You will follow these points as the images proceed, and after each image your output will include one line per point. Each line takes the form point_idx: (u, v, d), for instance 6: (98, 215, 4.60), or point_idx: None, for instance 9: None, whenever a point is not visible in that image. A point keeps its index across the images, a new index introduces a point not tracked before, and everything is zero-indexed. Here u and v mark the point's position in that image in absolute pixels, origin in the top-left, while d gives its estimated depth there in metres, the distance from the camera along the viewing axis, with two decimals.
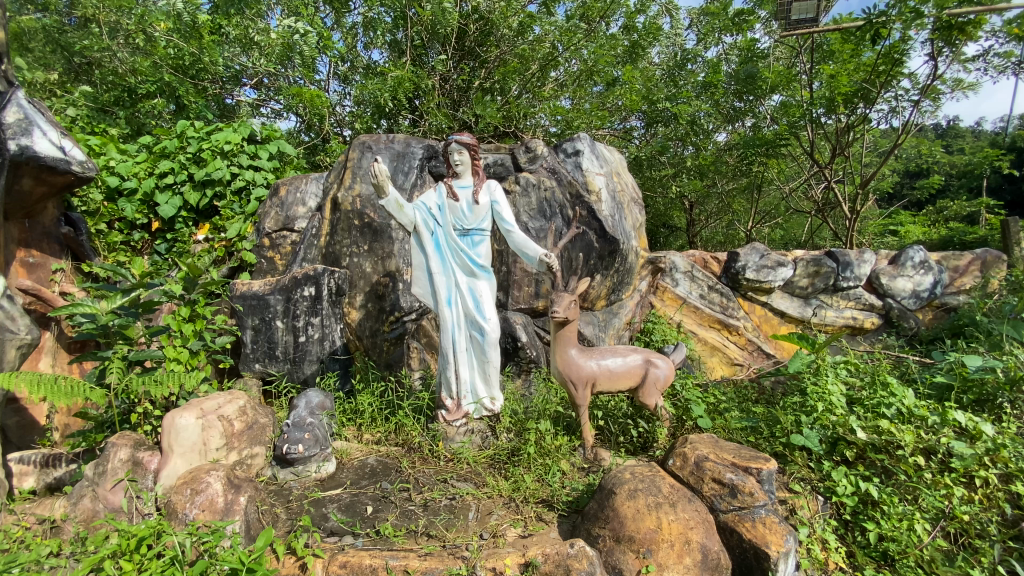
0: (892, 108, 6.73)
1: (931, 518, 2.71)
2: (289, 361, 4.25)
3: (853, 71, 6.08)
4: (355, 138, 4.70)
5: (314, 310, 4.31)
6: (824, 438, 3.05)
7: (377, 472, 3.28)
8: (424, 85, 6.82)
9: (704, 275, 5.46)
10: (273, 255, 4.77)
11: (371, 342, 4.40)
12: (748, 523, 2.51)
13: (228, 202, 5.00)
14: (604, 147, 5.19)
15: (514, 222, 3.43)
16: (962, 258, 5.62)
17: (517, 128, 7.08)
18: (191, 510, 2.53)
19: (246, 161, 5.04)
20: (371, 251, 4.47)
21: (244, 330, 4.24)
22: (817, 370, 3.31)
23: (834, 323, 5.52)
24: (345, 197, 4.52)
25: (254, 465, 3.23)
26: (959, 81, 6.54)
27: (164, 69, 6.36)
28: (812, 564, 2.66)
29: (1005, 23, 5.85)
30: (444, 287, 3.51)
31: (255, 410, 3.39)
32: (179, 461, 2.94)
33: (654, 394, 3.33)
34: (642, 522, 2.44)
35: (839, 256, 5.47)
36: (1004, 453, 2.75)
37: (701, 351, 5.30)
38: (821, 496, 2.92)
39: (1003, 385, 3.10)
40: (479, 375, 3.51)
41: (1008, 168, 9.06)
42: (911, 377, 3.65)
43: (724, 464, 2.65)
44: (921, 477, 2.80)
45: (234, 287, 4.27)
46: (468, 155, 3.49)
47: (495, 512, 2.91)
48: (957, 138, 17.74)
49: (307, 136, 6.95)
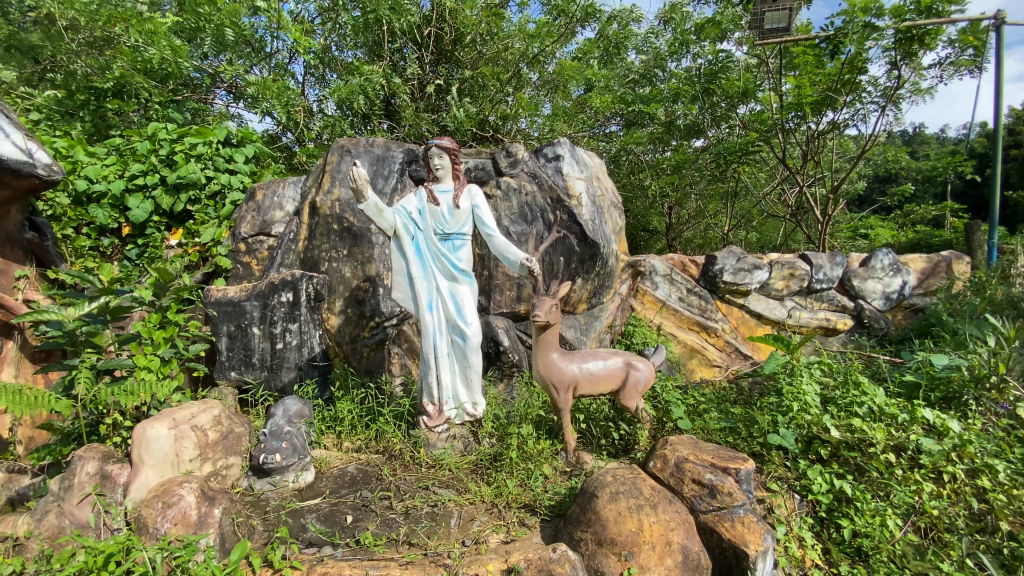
0: (859, 114, 6.94)
1: (903, 513, 2.76)
2: (266, 369, 4.16)
3: (819, 81, 6.22)
4: (334, 141, 4.64)
5: (292, 316, 4.21)
6: (800, 437, 3.12)
7: (357, 481, 3.23)
8: (400, 90, 6.81)
9: (683, 278, 5.53)
10: (249, 260, 4.71)
11: (351, 348, 4.28)
12: (727, 523, 2.53)
13: (203, 206, 4.88)
14: (584, 152, 5.24)
15: (495, 225, 3.42)
16: (929, 260, 5.80)
17: (497, 132, 7.04)
18: (163, 524, 2.46)
19: (222, 164, 4.96)
20: (351, 255, 4.42)
21: (220, 337, 4.13)
22: (793, 370, 3.41)
23: (808, 324, 5.65)
24: (323, 200, 4.44)
25: (229, 476, 3.18)
26: (918, 87, 6.79)
27: (129, 70, 6.12)
28: (790, 562, 2.68)
29: (959, 33, 6.10)
30: (425, 292, 3.50)
31: (230, 420, 3.35)
32: (150, 473, 2.86)
33: (635, 396, 3.35)
34: (623, 525, 2.46)
35: (812, 258, 5.63)
36: (969, 448, 2.85)
37: (680, 353, 5.36)
38: (797, 495, 2.99)
39: (969, 382, 3.22)
40: (461, 381, 3.51)
41: (971, 173, 9.36)
42: (882, 376, 3.74)
43: (704, 465, 2.68)
44: (893, 474, 2.87)
45: (209, 293, 4.16)
46: (449, 159, 3.47)
47: (477, 518, 2.89)
48: (923, 145, 18.42)
49: (285, 137, 6.83)
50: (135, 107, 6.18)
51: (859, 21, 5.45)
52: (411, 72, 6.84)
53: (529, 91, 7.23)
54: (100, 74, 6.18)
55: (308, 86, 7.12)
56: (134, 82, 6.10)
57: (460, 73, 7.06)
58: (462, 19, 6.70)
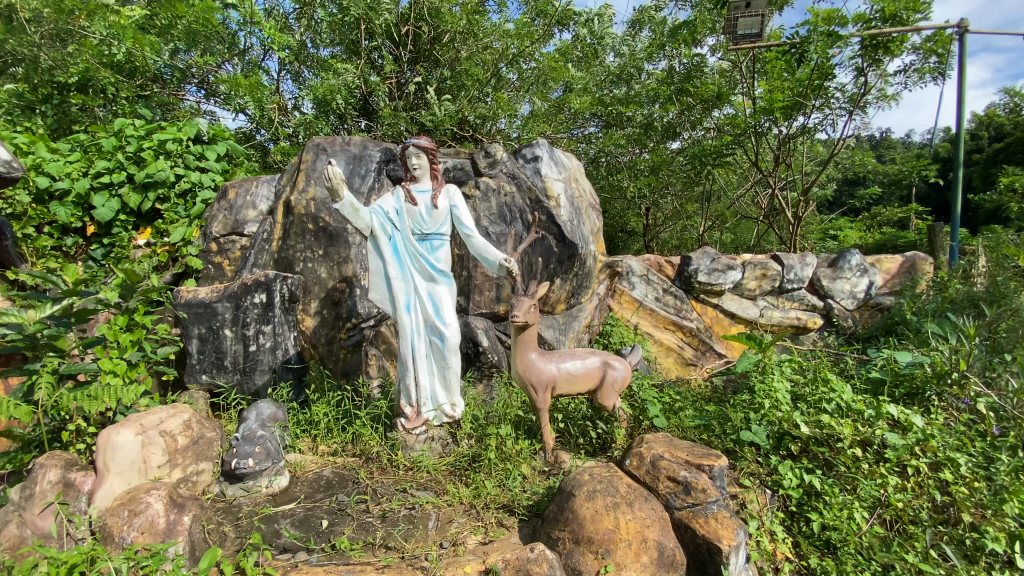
0: (828, 118, 7.13)
1: (869, 506, 2.85)
2: (238, 372, 4.04)
3: (789, 86, 6.39)
4: (309, 139, 4.56)
5: (265, 318, 4.09)
6: (771, 434, 3.19)
7: (333, 484, 3.18)
8: (377, 88, 6.74)
9: (659, 278, 5.62)
10: (221, 260, 4.61)
11: (326, 350, 4.31)
12: (702, 519, 2.56)
13: (172, 205, 4.75)
14: (562, 153, 5.26)
15: (473, 226, 3.41)
16: (894, 261, 6.01)
17: (476, 132, 7.02)
18: (129, 533, 2.38)
19: (192, 162, 4.83)
20: (326, 255, 4.35)
21: (189, 339, 4.02)
22: (764, 369, 3.49)
23: (780, 323, 5.80)
24: (298, 199, 4.36)
25: (200, 482, 3.09)
26: (884, 93, 7.01)
27: (94, 63, 5.89)
28: (761, 556, 2.74)
29: (923, 41, 6.32)
30: (403, 292, 3.47)
31: (201, 424, 3.26)
32: (116, 481, 2.76)
33: (612, 395, 3.38)
34: (600, 523, 2.48)
35: (784, 259, 5.78)
36: (932, 443, 2.96)
37: (657, 352, 5.43)
38: (769, 489, 3.04)
39: (931, 378, 3.34)
40: (440, 382, 3.49)
41: (935, 177, 9.71)
42: (850, 373, 3.85)
43: (678, 462, 2.73)
44: (859, 468, 2.96)
45: (178, 295, 4.06)
46: (427, 159, 3.44)
47: (455, 519, 2.88)
48: (889, 149, 19.06)
49: (259, 134, 6.68)
50: (100, 102, 5.97)
51: (822, 31, 5.64)
52: (389, 69, 6.77)
53: (508, 91, 7.25)
54: (63, 68, 5.95)
55: (283, 82, 6.99)
56: (99, 76, 5.88)
57: (439, 73, 7.02)
58: (440, 18, 6.66)
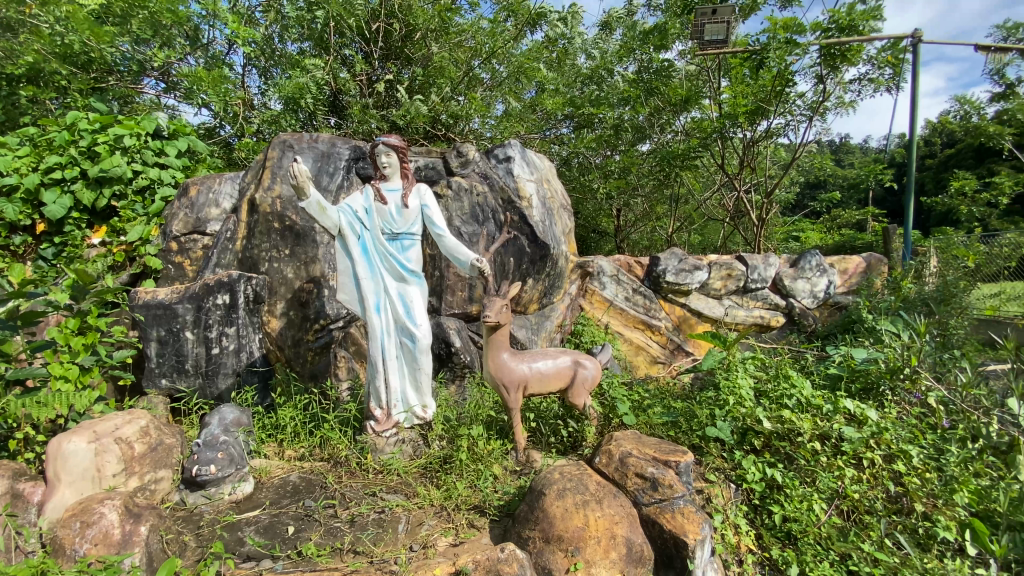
0: (789, 123, 7.38)
1: (827, 497, 2.96)
2: (200, 376, 3.90)
3: (752, 91, 6.59)
4: (275, 136, 4.44)
5: (228, 320, 3.97)
6: (735, 429, 3.28)
7: (300, 490, 3.11)
8: (347, 85, 6.63)
9: (629, 278, 5.70)
10: (181, 260, 4.44)
11: (293, 352, 4.19)
12: (668, 514, 2.62)
13: (129, 202, 4.56)
14: (535, 153, 5.28)
15: (444, 226, 3.38)
16: (851, 261, 6.26)
17: (448, 131, 6.99)
18: (81, 545, 2.28)
19: (151, 158, 4.66)
20: (293, 255, 4.25)
21: (148, 342, 3.86)
22: (729, 366, 3.59)
23: (744, 322, 5.97)
24: (263, 198, 4.25)
25: (159, 490, 2.97)
26: (842, 101, 7.31)
27: (45, 54, 5.50)
28: (726, 549, 2.81)
29: (879, 51, 6.61)
30: (372, 293, 3.42)
31: (160, 430, 3.13)
32: (66, 491, 2.65)
33: (583, 394, 3.41)
34: (571, 521, 2.50)
35: (748, 260, 5.95)
36: (886, 435, 3.11)
37: (627, 351, 5.52)
38: (733, 483, 3.13)
39: (884, 373, 3.49)
40: (411, 384, 3.46)
41: (889, 181, 10.17)
42: (809, 369, 3.99)
43: (646, 459, 2.77)
44: (818, 461, 3.07)
45: (136, 296, 3.90)
46: (397, 157, 3.40)
47: (426, 522, 2.85)
48: (847, 154, 19.86)
49: (223, 130, 6.48)
50: (52, 95, 5.68)
51: (781, 38, 5.83)
52: (360, 66, 6.67)
53: (481, 91, 7.24)
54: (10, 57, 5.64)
55: (248, 77, 6.80)
56: (50, 67, 5.60)
57: (411, 71, 6.98)
58: (412, 15, 6.60)
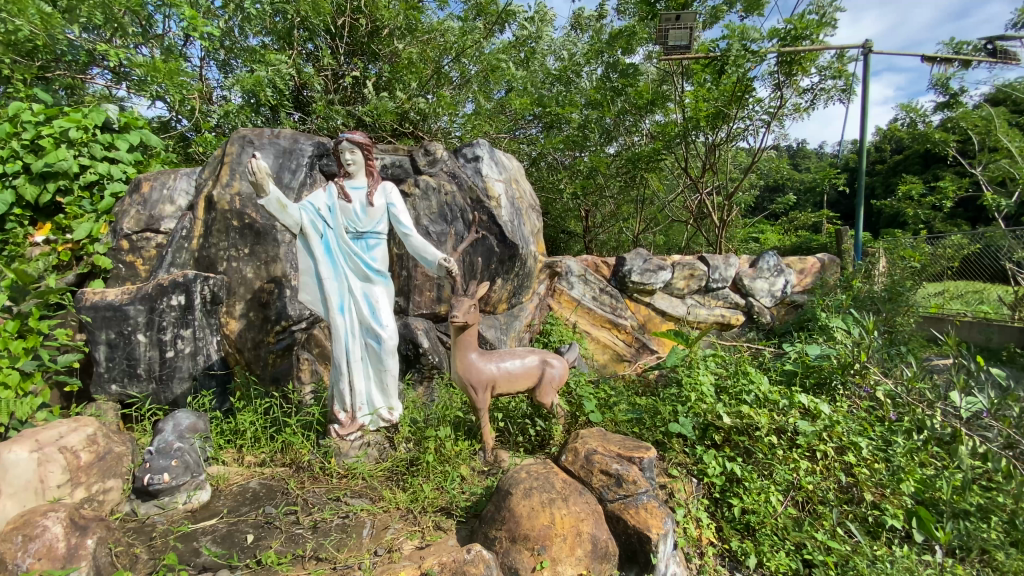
0: (749, 128, 7.61)
1: (783, 489, 3.08)
2: (154, 381, 3.73)
3: (713, 96, 6.76)
4: (234, 131, 4.29)
5: (184, 321, 3.83)
6: (697, 425, 3.36)
7: (259, 496, 3.02)
8: (311, 80, 6.46)
9: (596, 278, 5.78)
10: (133, 259, 4.22)
11: (253, 354, 4.05)
12: (632, 510, 2.66)
13: (75, 198, 4.33)
14: (503, 153, 5.27)
15: (411, 225, 3.35)
16: (805, 262, 6.54)
17: (416, 129, 6.91)
18: (24, 560, 2.15)
19: (99, 152, 4.44)
20: (253, 254, 4.12)
21: (96, 346, 3.66)
22: (691, 363, 3.68)
23: (706, 320, 6.13)
24: (221, 194, 4.10)
25: (108, 501, 2.83)
26: (798, 107, 7.59)
27: None
28: (687, 542, 2.88)
29: (830, 61, 6.91)
30: (336, 293, 3.35)
31: (108, 438, 2.98)
32: (8, 504, 2.47)
33: (551, 393, 3.44)
34: (537, 520, 2.51)
35: (709, 260, 6.15)
36: (838, 428, 3.25)
37: (594, 349, 5.58)
38: (694, 478, 3.22)
39: (837, 369, 3.64)
40: (376, 386, 3.40)
41: (842, 185, 10.64)
42: (767, 365, 4.13)
43: (611, 455, 2.80)
44: (775, 454, 3.19)
45: (82, 296, 3.68)
46: (362, 154, 3.34)
47: (391, 526, 2.82)
48: (804, 159, 20.67)
49: (180, 124, 6.22)
50: None
51: (738, 45, 6.02)
52: (325, 61, 6.52)
53: (449, 90, 7.18)
54: None
55: (207, 70, 6.55)
56: None
57: (379, 68, 6.88)
58: (377, 11, 6.50)
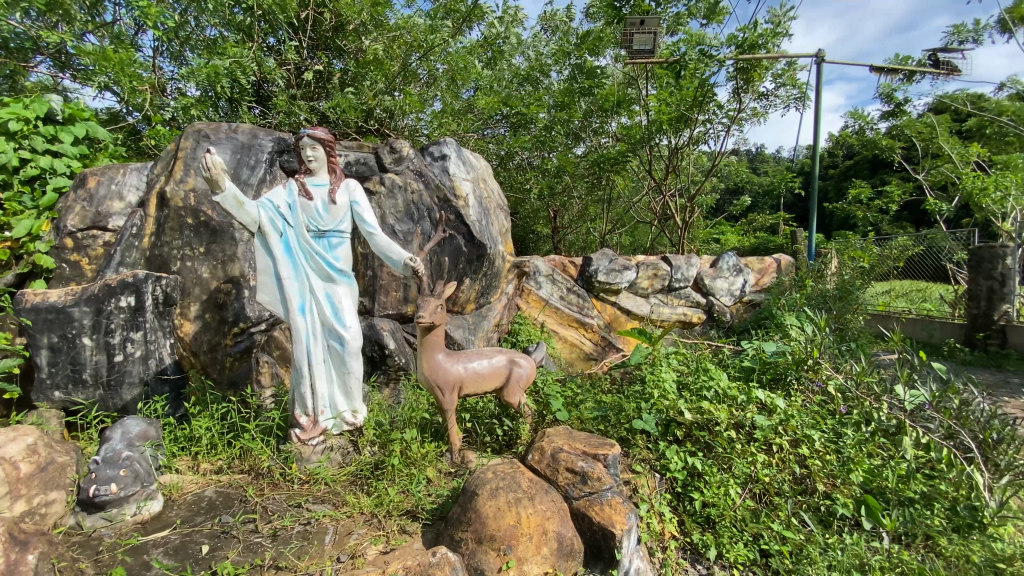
0: (710, 132, 7.83)
1: (742, 482, 3.19)
2: (101, 387, 3.55)
3: (675, 100, 6.94)
4: (188, 124, 4.13)
5: (133, 324, 3.64)
6: (660, 421, 3.43)
7: (216, 505, 2.91)
8: (271, 74, 6.27)
9: (563, 278, 5.83)
10: (78, 258, 4.02)
11: (210, 358, 3.87)
12: (597, 506, 2.68)
13: (14, 193, 4.00)
14: (470, 152, 5.24)
15: (376, 224, 3.29)
16: (763, 262, 6.76)
17: (382, 126, 6.80)
18: None
19: (41, 144, 4.14)
20: (208, 253, 3.96)
21: (37, 350, 3.47)
22: (654, 361, 3.77)
23: (669, 319, 6.27)
24: (174, 191, 3.93)
25: (50, 514, 2.66)
26: (755, 112, 7.87)
27: None
28: (651, 536, 2.94)
29: (784, 69, 7.20)
30: (297, 293, 3.26)
31: (50, 448, 2.84)
32: None
33: (518, 393, 3.45)
34: (502, 520, 2.51)
35: (672, 260, 6.29)
36: (792, 422, 3.40)
37: (560, 349, 5.63)
38: (657, 473, 3.29)
39: (791, 365, 3.80)
40: (339, 388, 3.32)
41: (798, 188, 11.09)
42: (726, 362, 4.26)
43: (576, 453, 2.84)
44: (734, 448, 3.29)
45: (21, 298, 3.48)
46: (324, 151, 3.27)
47: (355, 531, 2.76)
48: (762, 163, 21.44)
49: (131, 117, 5.94)
50: None
51: (696, 50, 6.19)
52: (287, 55, 6.34)
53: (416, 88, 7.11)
54: None
55: (161, 61, 6.28)
56: None
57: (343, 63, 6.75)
58: (340, 6, 6.36)
